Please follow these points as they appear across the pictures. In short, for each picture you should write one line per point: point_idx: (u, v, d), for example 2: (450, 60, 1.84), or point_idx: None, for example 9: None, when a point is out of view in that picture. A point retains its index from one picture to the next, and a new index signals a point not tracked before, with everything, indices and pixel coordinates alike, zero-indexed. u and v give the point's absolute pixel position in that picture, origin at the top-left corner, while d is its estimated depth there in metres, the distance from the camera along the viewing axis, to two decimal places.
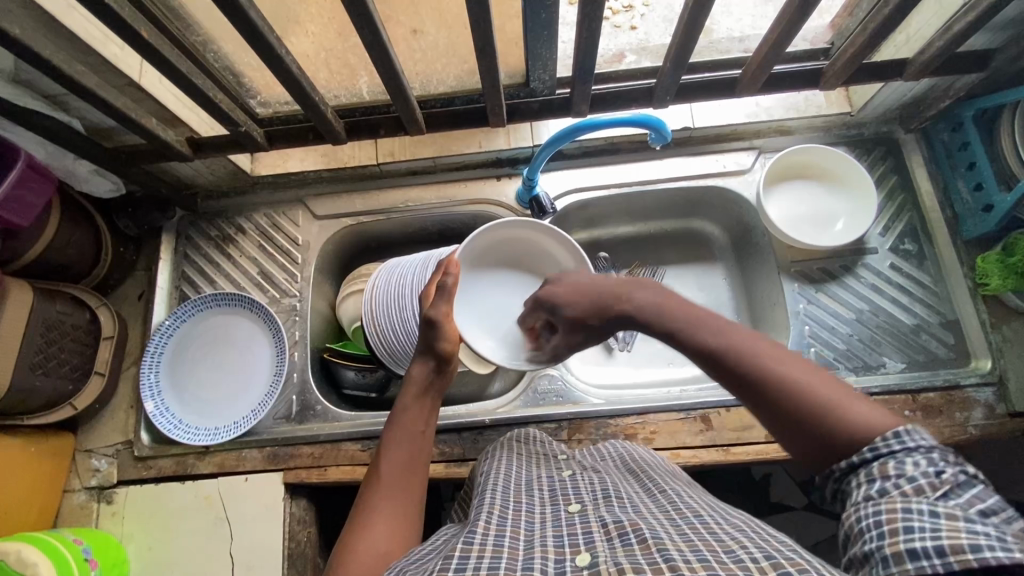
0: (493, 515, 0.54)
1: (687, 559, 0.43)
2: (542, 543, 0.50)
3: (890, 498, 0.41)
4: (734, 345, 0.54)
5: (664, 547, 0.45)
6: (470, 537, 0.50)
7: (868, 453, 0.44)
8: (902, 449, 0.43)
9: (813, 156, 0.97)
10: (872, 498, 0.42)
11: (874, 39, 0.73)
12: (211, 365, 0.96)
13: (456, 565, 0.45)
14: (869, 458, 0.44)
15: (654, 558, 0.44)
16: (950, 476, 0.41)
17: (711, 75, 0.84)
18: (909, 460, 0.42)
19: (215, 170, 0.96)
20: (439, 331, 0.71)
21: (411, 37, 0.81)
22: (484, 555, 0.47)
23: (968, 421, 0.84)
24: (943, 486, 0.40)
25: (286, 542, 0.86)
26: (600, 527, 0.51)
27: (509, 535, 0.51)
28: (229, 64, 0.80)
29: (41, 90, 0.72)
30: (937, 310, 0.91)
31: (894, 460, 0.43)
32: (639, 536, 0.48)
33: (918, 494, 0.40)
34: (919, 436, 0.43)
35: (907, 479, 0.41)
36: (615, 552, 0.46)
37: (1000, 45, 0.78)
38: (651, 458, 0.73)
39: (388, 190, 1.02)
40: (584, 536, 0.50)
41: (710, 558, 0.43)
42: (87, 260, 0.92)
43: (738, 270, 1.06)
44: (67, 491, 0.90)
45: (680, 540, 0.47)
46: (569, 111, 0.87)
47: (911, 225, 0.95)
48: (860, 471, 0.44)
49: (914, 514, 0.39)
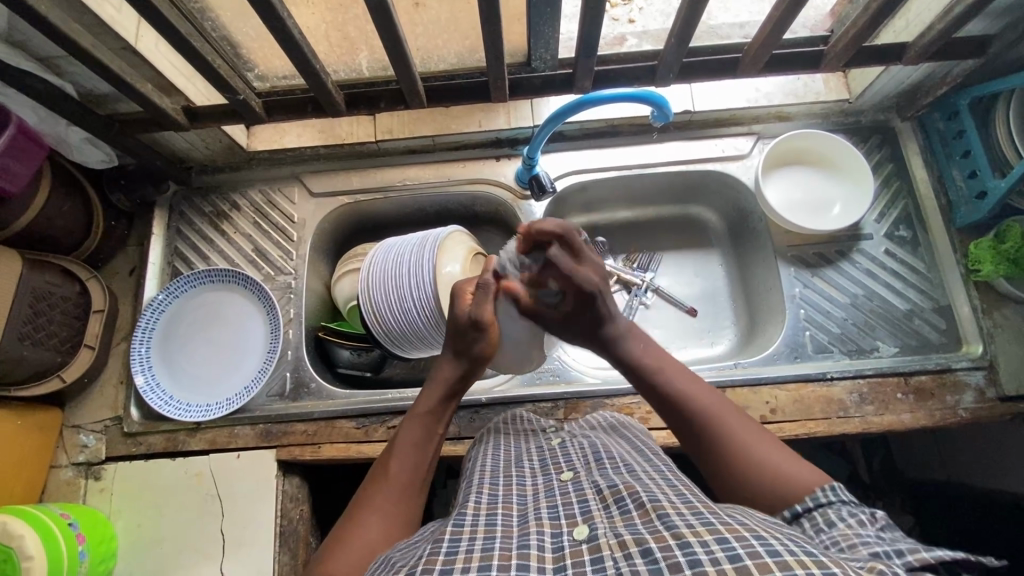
0: (481, 494, 0.54)
1: (690, 523, 0.43)
2: (536, 517, 0.50)
3: (842, 530, 0.48)
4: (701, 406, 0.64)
5: (663, 512, 0.45)
6: (460, 520, 0.49)
7: (806, 503, 0.53)
8: (829, 498, 0.52)
9: (806, 142, 0.98)
10: (826, 532, 0.49)
11: (874, 22, 0.73)
12: (203, 342, 0.95)
13: (447, 550, 0.44)
14: (811, 506, 0.52)
15: (655, 526, 0.43)
16: (881, 517, 0.49)
17: (713, 57, 0.84)
18: (842, 508, 0.51)
19: (211, 143, 0.95)
20: (482, 333, 0.70)
21: (414, 9, 0.80)
22: (475, 537, 0.46)
23: (959, 405, 0.85)
24: (877, 522, 0.49)
25: (278, 519, 0.85)
26: (595, 494, 0.51)
27: (500, 513, 0.51)
28: (227, 34, 0.79)
29: (34, 51, 0.71)
30: (930, 296, 0.92)
31: (831, 508, 0.51)
32: (636, 500, 0.48)
33: (860, 527, 0.48)
34: (843, 492, 0.52)
35: (847, 515, 0.49)
36: (614, 521, 0.46)
37: (998, 31, 0.79)
38: (636, 423, 0.74)
39: (387, 169, 1.02)
40: (579, 506, 0.50)
41: (713, 521, 0.43)
42: (77, 232, 0.91)
43: (735, 256, 1.07)
44: (54, 467, 0.88)
45: (677, 502, 0.47)
46: (571, 89, 0.87)
47: (906, 213, 0.96)
48: (804, 519, 0.52)
49: (865, 535, 0.46)
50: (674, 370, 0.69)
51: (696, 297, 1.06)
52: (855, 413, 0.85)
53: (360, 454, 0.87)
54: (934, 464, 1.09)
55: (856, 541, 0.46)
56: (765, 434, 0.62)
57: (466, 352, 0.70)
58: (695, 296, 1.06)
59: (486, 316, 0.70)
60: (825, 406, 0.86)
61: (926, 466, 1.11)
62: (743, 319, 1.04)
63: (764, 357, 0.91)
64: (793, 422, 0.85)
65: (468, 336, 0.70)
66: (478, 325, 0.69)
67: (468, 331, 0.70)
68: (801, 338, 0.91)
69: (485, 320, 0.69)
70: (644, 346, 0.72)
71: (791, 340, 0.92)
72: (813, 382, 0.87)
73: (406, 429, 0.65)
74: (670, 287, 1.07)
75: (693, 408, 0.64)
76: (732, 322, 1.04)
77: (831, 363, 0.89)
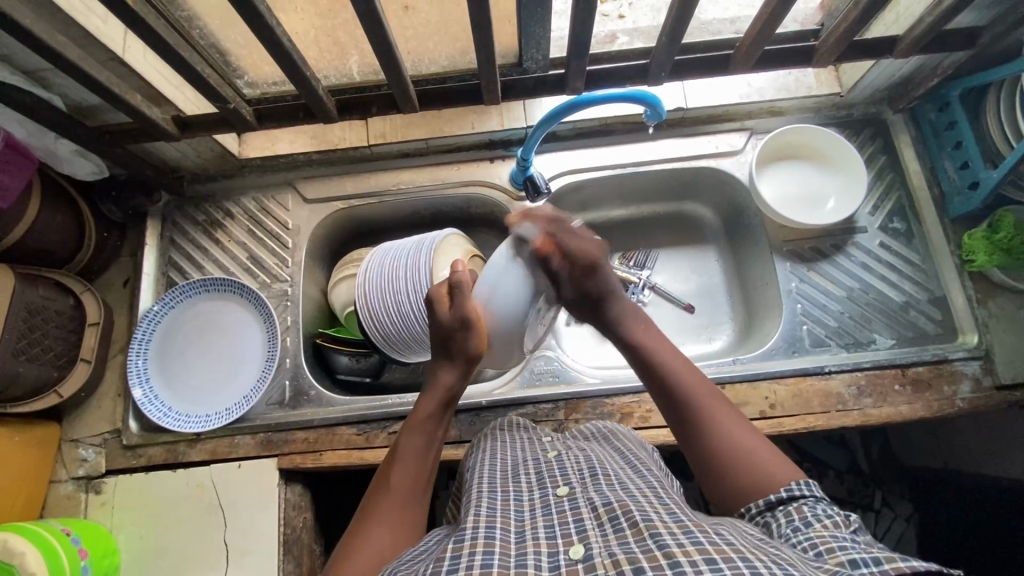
0: (481, 508, 0.54)
1: (680, 543, 0.43)
2: (533, 535, 0.49)
3: (815, 530, 0.47)
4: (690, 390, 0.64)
5: (656, 531, 0.45)
6: (461, 534, 0.49)
7: (780, 494, 0.53)
8: (802, 492, 0.53)
9: (801, 138, 0.98)
10: (800, 530, 0.48)
11: (866, 16, 0.73)
12: (202, 352, 0.94)
13: (450, 566, 0.45)
14: (785, 499, 0.53)
15: (647, 546, 0.44)
16: (854, 520, 0.49)
17: (704, 54, 0.84)
18: (816, 505, 0.51)
19: (203, 152, 0.94)
20: (470, 330, 0.70)
21: (404, 14, 0.79)
22: (476, 551, 0.46)
23: (956, 395, 0.85)
24: (851, 524, 0.49)
25: (281, 528, 0.85)
26: (590, 513, 0.51)
27: (500, 527, 0.51)
28: (214, 41, 0.78)
29: (18, 65, 0.70)
30: (925, 288, 0.92)
31: (805, 504, 0.51)
32: (630, 519, 0.48)
33: (834, 527, 0.48)
34: (813, 487, 0.54)
35: (822, 515, 0.49)
36: (608, 540, 0.46)
37: (987, 22, 0.79)
38: (629, 433, 0.74)
39: (380, 173, 1.01)
40: (575, 526, 0.50)
41: (702, 541, 0.44)
42: (70, 245, 0.90)
43: (730, 252, 1.07)
44: (54, 482, 0.88)
45: (670, 521, 0.47)
46: (563, 89, 0.86)
47: (900, 205, 0.96)
48: (778, 510, 0.52)
49: (840, 538, 0.45)
50: (665, 348, 0.69)
51: (693, 294, 1.07)
52: (854, 406, 0.86)
53: (362, 461, 0.87)
54: (932, 454, 1.10)
55: (832, 545, 0.45)
56: (742, 418, 0.62)
57: (459, 356, 0.70)
58: (692, 293, 1.07)
59: (471, 313, 0.69)
60: (823, 400, 0.86)
61: (924, 455, 1.12)
62: (740, 314, 1.04)
63: (762, 353, 0.91)
64: (792, 416, 0.85)
65: (456, 337, 0.70)
66: (465, 322, 0.69)
67: (456, 330, 0.70)
68: (798, 333, 0.92)
69: (469, 317, 0.69)
70: (642, 328, 0.72)
71: (789, 335, 0.92)
72: (811, 375, 0.88)
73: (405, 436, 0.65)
74: (666, 284, 1.07)
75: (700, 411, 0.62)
76: (729, 318, 1.04)
77: (830, 357, 0.90)
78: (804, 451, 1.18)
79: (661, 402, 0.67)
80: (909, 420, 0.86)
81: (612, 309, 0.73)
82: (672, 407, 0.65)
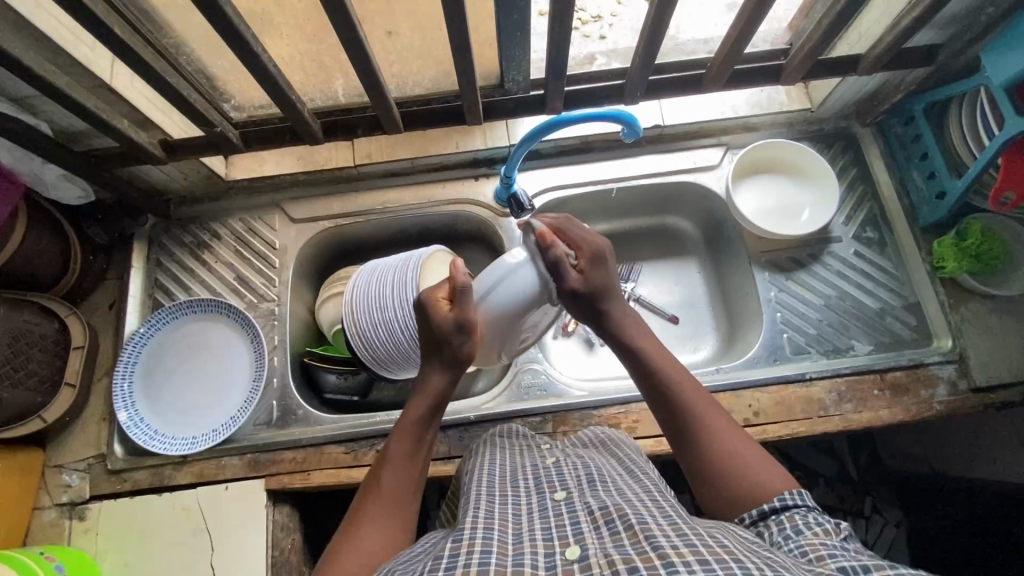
0: (479, 510, 0.54)
1: (674, 544, 0.44)
2: (531, 537, 0.50)
3: (807, 539, 0.49)
4: (688, 402, 0.65)
5: (651, 533, 0.46)
6: (457, 534, 0.50)
7: (772, 504, 0.55)
8: (796, 501, 0.54)
9: (798, 158, 1.01)
10: (792, 539, 0.50)
11: (828, 36, 0.76)
12: (187, 374, 0.94)
13: (446, 566, 0.45)
14: (778, 508, 0.54)
15: (642, 547, 0.44)
16: (843, 528, 0.51)
17: (679, 73, 0.87)
18: (807, 513, 0.53)
19: (190, 174, 0.95)
20: (467, 336, 0.69)
21: (387, 38, 0.83)
22: (474, 550, 0.47)
23: (933, 398, 0.87)
24: (840, 532, 0.50)
25: (269, 550, 0.84)
26: (587, 516, 0.52)
27: (498, 529, 0.51)
28: (201, 67, 0.80)
29: (8, 93, 0.71)
30: (899, 294, 0.95)
31: (796, 513, 0.53)
32: (625, 522, 0.48)
33: (825, 534, 0.49)
34: (806, 497, 0.55)
35: (813, 523, 0.51)
36: (604, 541, 0.47)
37: (944, 41, 0.83)
38: (626, 438, 0.75)
39: (367, 193, 1.03)
40: (572, 527, 0.50)
41: (696, 543, 0.44)
42: (55, 269, 0.90)
43: (711, 263, 1.09)
44: (37, 509, 0.87)
45: (664, 523, 0.48)
46: (543, 109, 0.89)
47: (872, 215, 0.99)
48: (770, 519, 0.54)
49: (830, 546, 0.47)
50: (667, 362, 0.69)
51: (677, 305, 1.08)
52: (835, 411, 0.87)
53: (351, 480, 0.86)
54: (917, 459, 1.11)
55: (822, 552, 0.46)
56: (745, 433, 0.64)
57: (450, 360, 0.70)
58: (676, 305, 1.08)
59: (470, 322, 0.69)
60: (805, 406, 0.88)
61: (909, 461, 1.13)
62: (723, 324, 1.06)
63: (744, 361, 0.93)
64: (775, 423, 0.87)
65: (453, 343, 0.69)
66: (464, 330, 0.69)
67: (455, 337, 0.69)
68: (779, 341, 0.94)
69: (470, 325, 0.69)
70: (645, 337, 0.72)
71: (770, 343, 0.94)
72: (793, 383, 0.89)
73: (400, 438, 0.66)
74: (650, 296, 1.09)
75: (696, 421, 0.64)
76: (713, 329, 1.06)
77: (810, 364, 0.92)
78: (792, 460, 1.19)
79: (664, 415, 0.67)
80: (890, 425, 0.88)
81: (613, 319, 0.72)
82: (673, 416, 0.66)
